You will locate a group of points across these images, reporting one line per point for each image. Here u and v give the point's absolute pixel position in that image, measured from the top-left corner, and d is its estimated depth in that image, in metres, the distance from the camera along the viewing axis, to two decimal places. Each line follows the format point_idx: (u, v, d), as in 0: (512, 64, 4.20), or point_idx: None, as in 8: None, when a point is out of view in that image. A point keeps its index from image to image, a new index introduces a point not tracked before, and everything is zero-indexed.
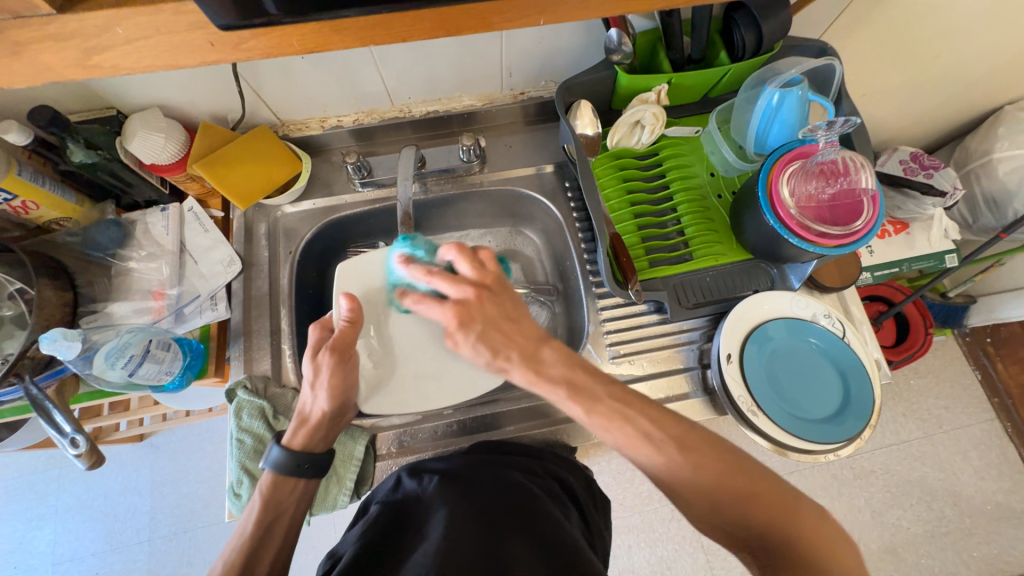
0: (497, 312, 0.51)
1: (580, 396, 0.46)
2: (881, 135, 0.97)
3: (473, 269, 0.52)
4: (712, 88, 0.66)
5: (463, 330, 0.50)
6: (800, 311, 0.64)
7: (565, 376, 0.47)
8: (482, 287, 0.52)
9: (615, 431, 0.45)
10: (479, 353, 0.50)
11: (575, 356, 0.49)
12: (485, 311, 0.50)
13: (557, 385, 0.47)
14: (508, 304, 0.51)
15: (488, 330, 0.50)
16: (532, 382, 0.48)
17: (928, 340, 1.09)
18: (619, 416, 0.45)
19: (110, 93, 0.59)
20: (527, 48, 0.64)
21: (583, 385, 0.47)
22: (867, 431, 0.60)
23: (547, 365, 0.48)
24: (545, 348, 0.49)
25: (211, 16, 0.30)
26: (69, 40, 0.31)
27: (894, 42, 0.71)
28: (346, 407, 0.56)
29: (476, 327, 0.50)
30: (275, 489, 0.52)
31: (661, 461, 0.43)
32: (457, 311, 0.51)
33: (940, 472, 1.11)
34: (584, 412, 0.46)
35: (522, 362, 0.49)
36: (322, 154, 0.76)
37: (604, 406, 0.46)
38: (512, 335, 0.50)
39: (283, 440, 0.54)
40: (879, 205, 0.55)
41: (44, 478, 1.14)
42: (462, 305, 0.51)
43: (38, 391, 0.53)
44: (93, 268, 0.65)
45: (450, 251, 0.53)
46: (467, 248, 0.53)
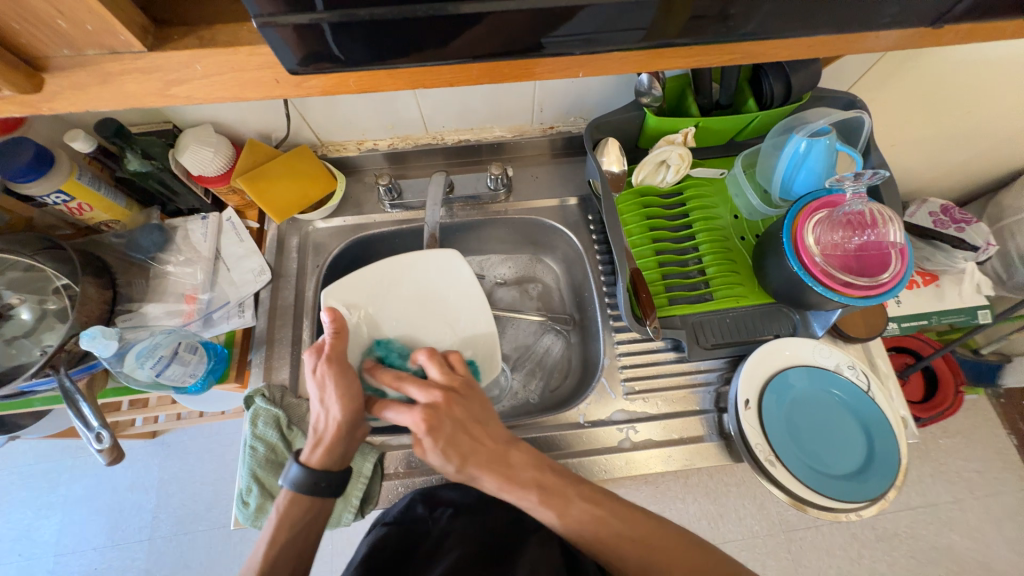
0: (465, 415, 0.51)
1: (552, 500, 0.48)
2: (910, 185, 0.97)
3: (442, 373, 0.54)
4: (738, 133, 0.67)
5: (432, 436, 0.49)
6: (822, 360, 0.63)
7: (536, 478, 0.49)
8: (451, 390, 0.52)
9: (589, 534, 0.47)
10: (448, 461, 0.49)
11: (544, 460, 0.51)
12: (454, 414, 0.50)
13: (529, 490, 0.49)
14: (477, 408, 0.52)
15: (457, 435, 0.49)
16: (503, 489, 0.49)
17: (959, 398, 1.04)
18: (592, 521, 0.48)
19: (171, 110, 0.63)
20: (559, 88, 0.67)
21: (553, 486, 0.49)
22: (891, 492, 0.57)
23: (518, 469, 0.50)
24: (515, 451, 0.51)
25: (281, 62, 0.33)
26: (153, 73, 0.34)
27: (925, 97, 0.71)
28: (356, 416, 0.54)
29: (445, 432, 0.49)
30: (290, 507, 0.52)
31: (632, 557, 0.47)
32: (426, 416, 0.49)
33: (971, 542, 1.04)
34: (556, 517, 0.48)
35: (492, 468, 0.49)
36: (356, 175, 0.79)
37: (575, 509, 0.48)
38: (481, 441, 0.50)
39: (302, 457, 0.54)
40: (907, 258, 0.55)
41: (57, 467, 1.16)
42: (432, 411, 0.50)
43: (71, 383, 0.56)
44: (134, 269, 0.69)
45: (420, 355, 0.55)
46: (437, 352, 0.56)
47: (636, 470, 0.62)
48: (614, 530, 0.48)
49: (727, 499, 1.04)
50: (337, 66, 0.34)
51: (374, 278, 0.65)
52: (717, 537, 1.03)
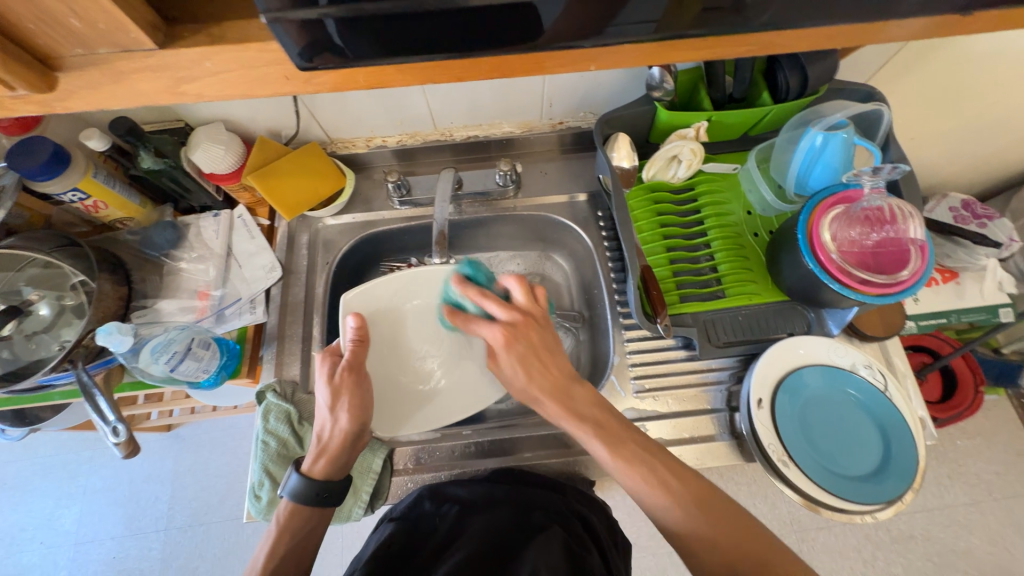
0: (540, 343, 0.54)
1: (606, 437, 0.50)
2: (929, 180, 0.94)
3: (524, 298, 0.56)
4: (752, 127, 0.66)
5: (507, 352, 0.54)
6: (838, 359, 0.62)
7: (597, 418, 0.51)
8: (530, 315, 0.56)
9: (635, 475, 0.48)
10: (515, 374, 0.54)
11: (604, 402, 0.53)
12: (529, 337, 0.54)
13: (587, 424, 0.51)
14: (550, 338, 0.55)
15: (529, 357, 0.53)
16: (562, 415, 0.52)
17: (979, 398, 1.02)
18: (642, 464, 0.48)
19: (183, 108, 0.64)
20: (569, 82, 0.66)
21: (613, 429, 0.51)
22: (909, 495, 0.56)
23: (579, 403, 0.52)
24: (578, 386, 0.53)
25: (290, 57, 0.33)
26: (163, 71, 0.34)
27: (947, 88, 0.69)
28: (363, 429, 0.55)
29: (520, 350, 0.54)
30: (290, 517, 0.53)
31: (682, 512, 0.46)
32: (505, 334, 0.54)
33: (989, 545, 1.02)
34: (610, 455, 0.49)
35: (554, 396, 0.52)
36: (365, 172, 0.79)
37: (629, 450, 0.49)
38: (549, 367, 0.53)
39: (303, 466, 0.55)
40: (927, 255, 0.53)
41: (76, 458, 1.19)
42: (510, 328, 0.54)
43: (89, 378, 0.57)
44: (149, 266, 0.70)
45: (509, 280, 0.57)
46: (525, 279, 0.57)
47: None
48: (665, 480, 0.47)
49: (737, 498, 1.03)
50: (346, 61, 0.34)
51: (395, 286, 0.64)
52: None
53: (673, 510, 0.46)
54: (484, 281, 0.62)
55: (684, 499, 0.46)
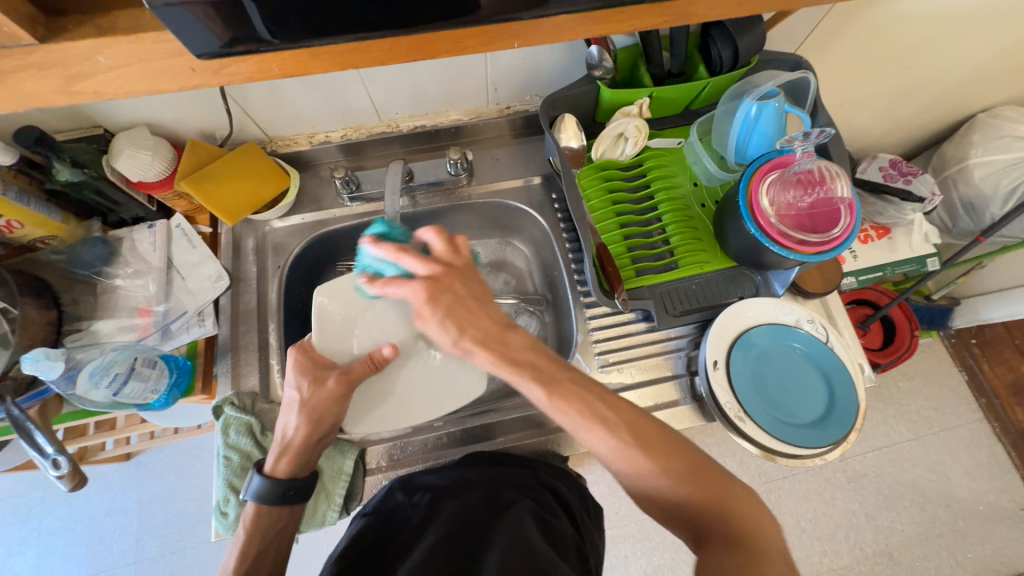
0: (466, 294, 0.53)
1: (542, 377, 0.49)
2: (861, 142, 1.00)
3: (444, 249, 0.54)
4: (692, 101, 0.68)
5: (431, 307, 0.51)
6: (784, 317, 0.65)
7: (532, 359, 0.50)
8: (451, 268, 0.54)
9: (573, 413, 0.47)
10: (445, 332, 0.51)
11: (541, 345, 0.52)
12: (455, 289, 0.53)
13: (522, 367, 0.50)
14: (476, 287, 0.54)
15: (455, 309, 0.52)
16: (497, 364, 0.50)
17: (914, 342, 1.11)
18: (578, 400, 0.48)
19: (98, 113, 0.59)
20: (511, 64, 0.66)
21: (547, 369, 0.49)
22: (852, 435, 0.61)
23: (513, 347, 0.51)
24: (512, 333, 0.52)
25: (188, 48, 0.31)
26: (53, 69, 0.32)
27: (868, 54, 0.73)
28: (329, 429, 0.56)
29: (444, 304, 0.52)
30: (257, 520, 0.52)
31: (609, 441, 0.46)
32: (426, 288, 0.52)
33: (931, 473, 1.12)
34: (546, 395, 0.48)
35: (487, 343, 0.51)
36: (311, 169, 0.76)
37: (564, 388, 0.48)
38: (478, 316, 0.52)
39: (266, 467, 0.54)
40: (856, 212, 0.57)
41: (28, 500, 1.11)
42: (432, 282, 0.52)
43: (20, 412, 0.52)
44: (78, 286, 0.65)
45: (428, 232, 0.55)
46: (444, 231, 0.55)
47: None
48: (598, 413, 0.47)
49: None
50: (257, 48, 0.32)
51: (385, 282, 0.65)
52: None
53: (607, 440, 0.46)
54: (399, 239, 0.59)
55: (618, 428, 0.46)
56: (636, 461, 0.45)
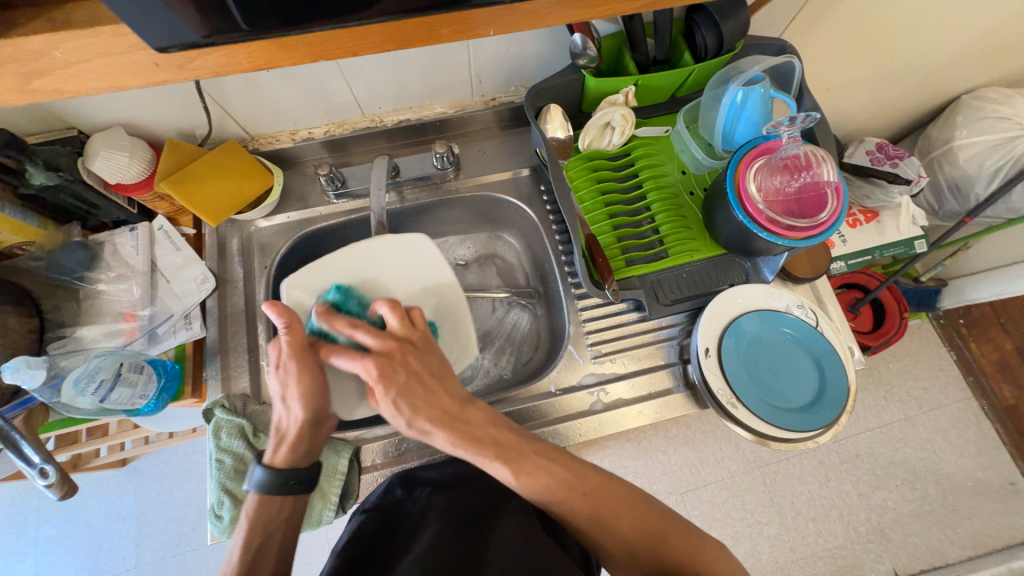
0: (421, 369, 0.51)
1: (506, 454, 0.49)
2: (847, 127, 1.00)
3: (399, 324, 0.52)
4: (678, 89, 0.68)
5: (384, 386, 0.49)
6: (774, 303, 0.66)
7: (494, 436, 0.50)
8: (406, 342, 0.52)
9: (542, 487, 0.49)
10: (399, 412, 0.50)
11: (501, 418, 0.52)
12: (409, 365, 0.51)
13: (485, 445, 0.50)
14: (434, 362, 0.52)
15: (409, 388, 0.50)
16: (457, 443, 0.50)
17: (903, 323, 1.12)
18: (545, 472, 0.49)
19: (71, 113, 0.58)
20: (494, 55, 0.65)
21: (508, 443, 0.50)
22: (842, 418, 0.61)
23: (473, 425, 0.51)
24: (472, 409, 0.52)
25: (150, 41, 0.30)
26: (8, 65, 0.31)
27: (852, 37, 0.73)
28: (320, 413, 0.53)
29: (398, 382, 0.50)
30: (261, 509, 0.51)
31: (583, 510, 0.49)
32: (378, 367, 0.49)
33: (922, 452, 1.14)
34: (512, 473, 0.49)
35: (445, 424, 0.50)
36: (295, 167, 0.75)
37: (529, 462, 0.49)
38: (436, 395, 0.51)
39: (267, 459, 0.53)
40: (843, 196, 0.57)
41: (22, 510, 1.10)
42: (385, 360, 0.50)
43: (4, 423, 0.51)
44: (61, 292, 0.63)
45: (380, 305, 0.52)
46: (399, 304, 0.53)
47: (611, 428, 0.64)
48: (567, 483, 0.49)
49: (704, 445, 1.11)
50: (221, 41, 0.32)
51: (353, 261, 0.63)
52: (698, 481, 1.10)
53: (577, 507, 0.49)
54: (354, 310, 0.59)
55: (586, 498, 0.49)
56: (610, 528, 0.48)
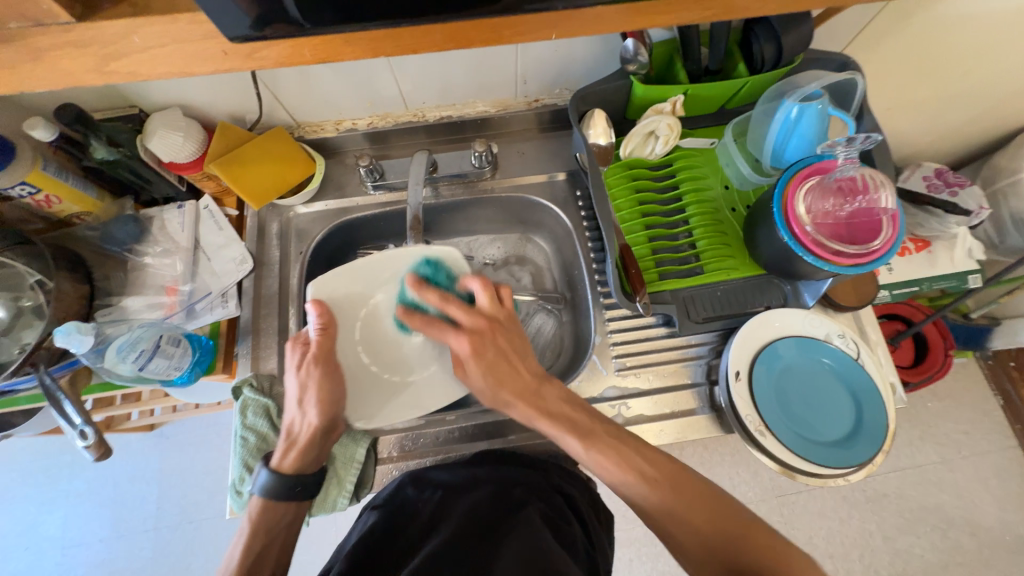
0: (507, 346, 0.57)
1: (580, 433, 0.51)
2: (904, 150, 0.95)
3: (489, 302, 0.59)
4: (729, 101, 0.65)
5: (475, 359, 0.56)
6: (812, 330, 0.63)
7: (567, 412, 0.53)
8: (494, 321, 0.58)
9: (610, 465, 0.49)
10: (485, 383, 0.56)
11: (575, 398, 0.55)
12: (496, 342, 0.57)
13: (559, 423, 0.52)
14: (517, 339, 0.58)
15: (496, 361, 0.56)
16: (534, 417, 0.54)
17: (948, 362, 1.06)
18: (614, 452, 0.50)
19: (134, 93, 0.60)
20: (542, 57, 0.64)
21: (582, 425, 0.52)
22: (880, 457, 0.58)
23: (547, 400, 0.55)
24: (547, 386, 0.56)
25: (220, 29, 0.31)
26: (89, 47, 0.32)
27: (920, 57, 0.69)
28: (334, 421, 0.55)
29: (487, 356, 0.56)
30: (264, 514, 0.52)
31: (653, 499, 0.47)
32: (472, 342, 0.56)
33: (958, 500, 1.07)
34: (583, 448, 0.50)
35: (524, 398, 0.55)
36: (336, 156, 0.77)
37: (601, 441, 0.50)
38: (518, 369, 0.57)
39: (272, 462, 0.54)
40: (899, 225, 0.54)
41: (57, 463, 1.16)
42: (477, 337, 0.57)
43: (52, 381, 0.55)
44: (110, 262, 0.67)
45: (474, 281, 0.59)
46: (489, 283, 0.60)
47: None
48: (637, 467, 0.49)
49: (721, 467, 1.08)
50: (286, 30, 0.32)
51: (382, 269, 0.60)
52: None
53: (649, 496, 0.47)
54: (444, 282, 0.61)
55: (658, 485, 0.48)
56: (681, 522, 0.46)
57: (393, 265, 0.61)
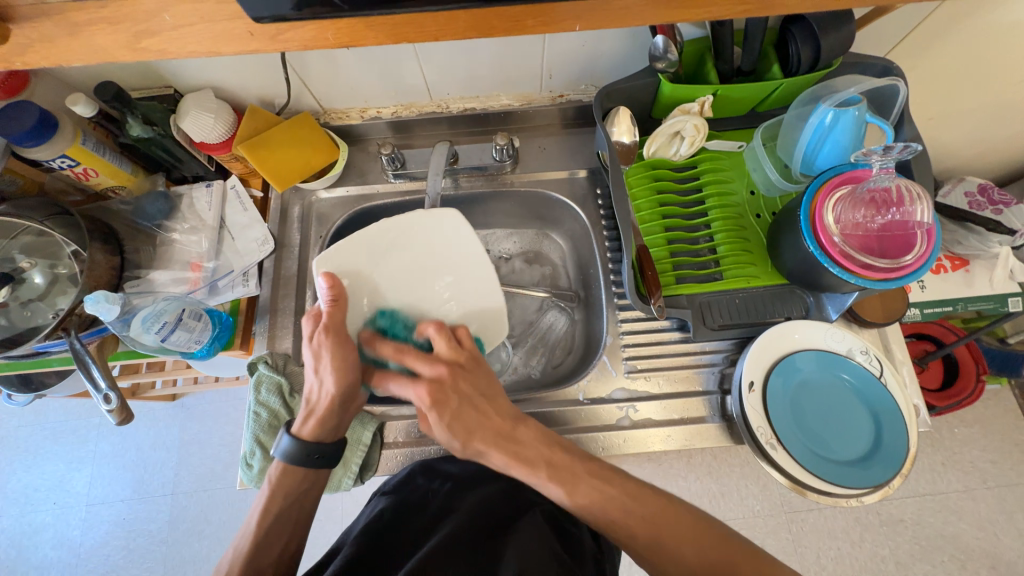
0: (472, 391, 0.53)
1: (558, 475, 0.49)
2: (946, 163, 0.90)
3: (449, 349, 0.54)
4: (760, 103, 0.63)
5: (437, 410, 0.50)
6: (834, 345, 0.61)
7: (545, 456, 0.50)
8: (455, 364, 0.53)
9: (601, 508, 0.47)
10: (454, 436, 0.51)
11: (551, 437, 0.52)
12: (460, 389, 0.52)
13: (536, 467, 0.49)
14: (483, 381, 0.54)
15: (462, 411, 0.52)
16: (512, 465, 0.50)
17: (980, 387, 1.00)
18: (597, 495, 0.48)
19: (170, 73, 0.62)
20: (569, 51, 0.63)
21: (562, 463, 0.50)
22: (897, 480, 0.55)
23: (524, 446, 0.51)
24: (521, 427, 0.52)
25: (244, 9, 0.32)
26: (124, 23, 0.34)
27: (970, 64, 0.65)
28: (352, 393, 0.54)
29: (451, 407, 0.51)
30: (284, 477, 0.53)
31: (642, 534, 0.46)
32: (430, 392, 0.51)
33: (979, 531, 1.02)
34: (566, 495, 0.48)
35: (498, 443, 0.51)
36: (360, 143, 0.78)
37: (584, 485, 0.48)
38: (488, 415, 0.52)
39: (293, 429, 0.54)
40: (934, 240, 0.51)
41: (86, 424, 1.23)
42: (435, 385, 0.51)
43: (81, 346, 0.57)
44: (141, 236, 0.69)
45: (429, 329, 0.55)
46: (445, 327, 0.55)
47: (635, 447, 0.62)
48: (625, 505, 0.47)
49: (729, 478, 1.06)
50: (307, 12, 0.33)
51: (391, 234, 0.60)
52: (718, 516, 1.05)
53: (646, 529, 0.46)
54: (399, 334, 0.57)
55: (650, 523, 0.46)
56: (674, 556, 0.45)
57: (394, 234, 0.60)
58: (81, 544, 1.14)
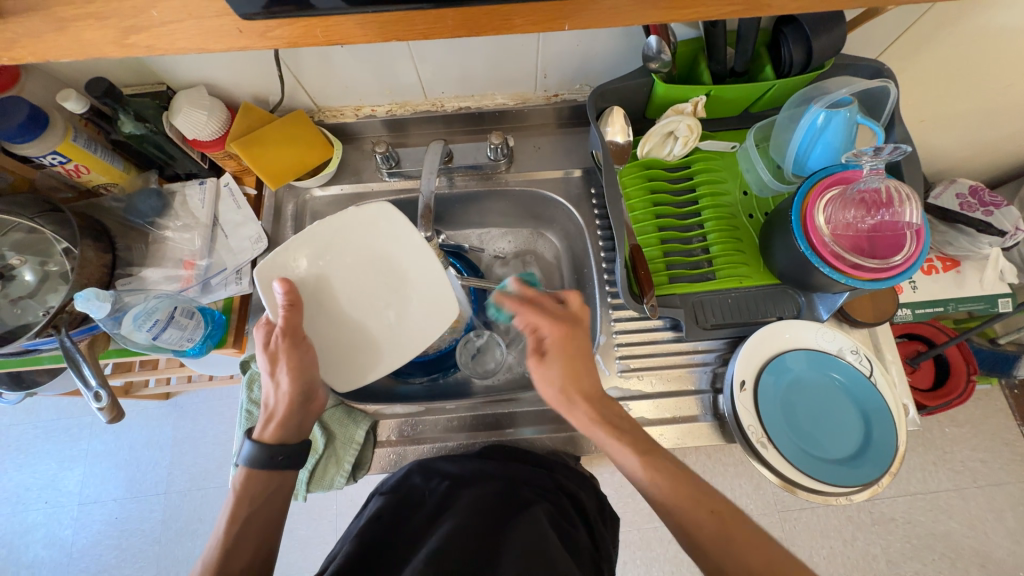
0: (582, 351, 0.53)
1: (641, 449, 0.49)
2: (938, 165, 0.91)
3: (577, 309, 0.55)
4: (753, 104, 0.64)
5: (554, 360, 0.52)
6: (824, 344, 0.61)
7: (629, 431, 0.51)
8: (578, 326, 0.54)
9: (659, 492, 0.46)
10: (554, 385, 0.52)
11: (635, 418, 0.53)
12: (575, 347, 0.53)
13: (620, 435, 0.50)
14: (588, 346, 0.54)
15: (571, 365, 0.52)
16: (595, 429, 0.51)
17: (970, 386, 1.01)
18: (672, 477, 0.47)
19: (162, 70, 0.62)
20: (563, 51, 0.63)
21: (644, 442, 0.50)
22: (885, 479, 0.56)
23: (613, 414, 0.52)
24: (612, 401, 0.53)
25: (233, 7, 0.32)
26: (111, 20, 0.33)
27: (960, 67, 0.66)
28: (309, 391, 0.54)
29: (568, 359, 0.52)
30: (247, 483, 0.51)
31: (692, 525, 0.44)
32: (559, 341, 0.52)
33: (968, 529, 1.03)
34: (641, 467, 0.48)
35: (592, 403, 0.52)
36: (355, 142, 0.78)
37: (661, 464, 0.48)
38: (588, 373, 0.52)
39: (255, 434, 0.54)
40: (923, 240, 0.52)
41: (78, 423, 1.22)
42: (564, 337, 0.52)
43: (71, 343, 0.57)
44: (132, 233, 0.69)
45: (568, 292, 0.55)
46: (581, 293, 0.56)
47: None
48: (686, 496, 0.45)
49: (723, 477, 1.06)
50: (296, 9, 0.33)
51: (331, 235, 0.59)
52: None
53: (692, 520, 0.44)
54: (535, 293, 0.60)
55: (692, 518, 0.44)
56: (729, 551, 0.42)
57: (336, 234, 0.59)
58: (73, 543, 1.14)
